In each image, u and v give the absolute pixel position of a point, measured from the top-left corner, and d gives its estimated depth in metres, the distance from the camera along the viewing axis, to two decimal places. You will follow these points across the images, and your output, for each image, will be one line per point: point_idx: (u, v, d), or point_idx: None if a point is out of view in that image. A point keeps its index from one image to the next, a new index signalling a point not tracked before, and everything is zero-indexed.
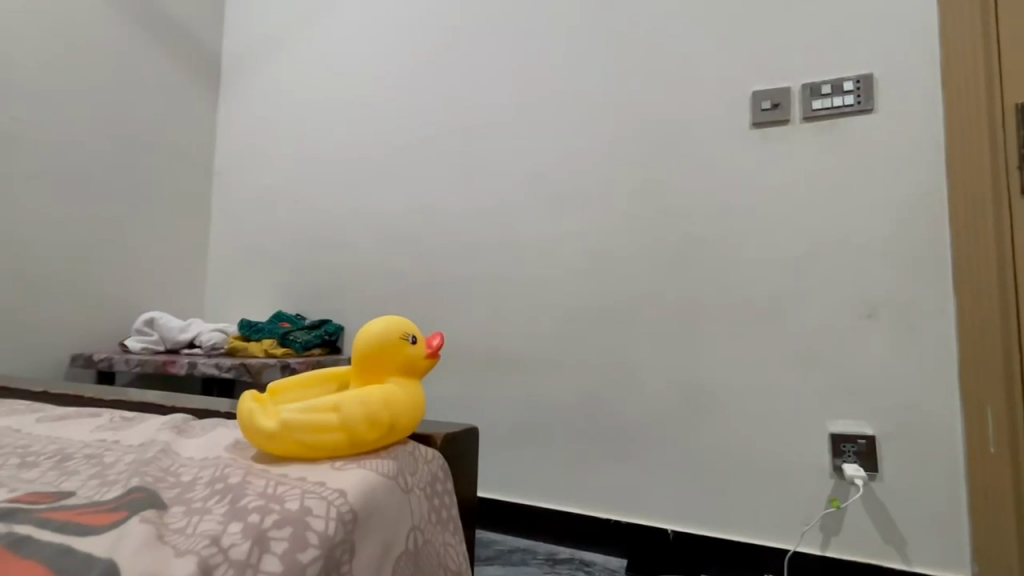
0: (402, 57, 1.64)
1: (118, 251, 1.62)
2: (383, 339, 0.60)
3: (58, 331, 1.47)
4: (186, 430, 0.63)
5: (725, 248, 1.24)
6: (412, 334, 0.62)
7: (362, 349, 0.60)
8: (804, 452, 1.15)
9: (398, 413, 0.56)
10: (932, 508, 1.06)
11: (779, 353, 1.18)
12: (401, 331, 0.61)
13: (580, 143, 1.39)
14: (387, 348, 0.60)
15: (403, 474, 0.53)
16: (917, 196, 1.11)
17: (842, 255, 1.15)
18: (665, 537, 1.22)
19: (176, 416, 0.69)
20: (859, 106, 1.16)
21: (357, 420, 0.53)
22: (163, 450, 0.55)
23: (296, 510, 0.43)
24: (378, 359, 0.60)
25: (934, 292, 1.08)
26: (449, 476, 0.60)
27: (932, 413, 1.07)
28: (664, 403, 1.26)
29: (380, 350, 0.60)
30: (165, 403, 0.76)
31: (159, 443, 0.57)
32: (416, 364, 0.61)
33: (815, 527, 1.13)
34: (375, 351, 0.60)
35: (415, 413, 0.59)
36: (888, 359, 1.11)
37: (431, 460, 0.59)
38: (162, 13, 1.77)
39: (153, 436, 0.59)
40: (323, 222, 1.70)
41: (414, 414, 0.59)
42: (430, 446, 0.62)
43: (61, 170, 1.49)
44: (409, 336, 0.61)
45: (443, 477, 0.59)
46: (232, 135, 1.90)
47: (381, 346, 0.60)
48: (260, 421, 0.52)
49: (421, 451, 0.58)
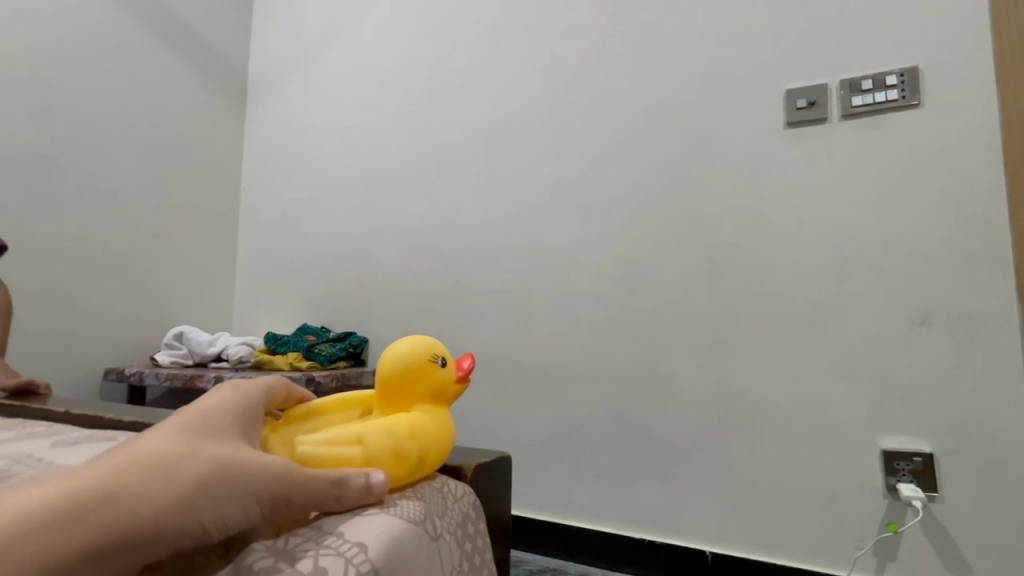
0: (424, 66, 1.64)
1: (149, 266, 1.65)
2: (410, 361, 0.57)
3: (89, 346, 1.49)
4: None
5: (761, 254, 1.18)
6: (441, 356, 0.59)
7: (388, 372, 0.57)
8: (854, 471, 1.07)
9: (423, 446, 0.53)
10: (1003, 533, 0.97)
11: (823, 364, 1.11)
12: (429, 353, 0.58)
13: (609, 146, 1.36)
14: (415, 371, 0.57)
15: (432, 516, 0.49)
16: (974, 193, 1.03)
17: (891, 258, 1.08)
18: (703, 559, 1.15)
19: None
20: (904, 101, 1.09)
21: (381, 455, 0.50)
22: None
23: (309, 572, 0.38)
24: (404, 384, 0.56)
25: (997, 297, 1.00)
26: (481, 515, 0.57)
27: (999, 428, 0.98)
28: (700, 418, 1.20)
29: (407, 373, 0.56)
30: None
31: None
32: (445, 389, 0.59)
33: (868, 552, 1.04)
34: (401, 374, 0.56)
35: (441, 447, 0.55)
36: (944, 370, 1.02)
37: (462, 496, 0.56)
38: (191, 34, 1.81)
39: None
40: (348, 234, 1.70)
41: (441, 446, 0.55)
42: (459, 477, 0.59)
43: (94, 188, 1.53)
44: (438, 358, 0.58)
45: (475, 516, 0.56)
46: (258, 150, 1.93)
47: (408, 369, 0.57)
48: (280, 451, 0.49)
49: (451, 489, 0.55)
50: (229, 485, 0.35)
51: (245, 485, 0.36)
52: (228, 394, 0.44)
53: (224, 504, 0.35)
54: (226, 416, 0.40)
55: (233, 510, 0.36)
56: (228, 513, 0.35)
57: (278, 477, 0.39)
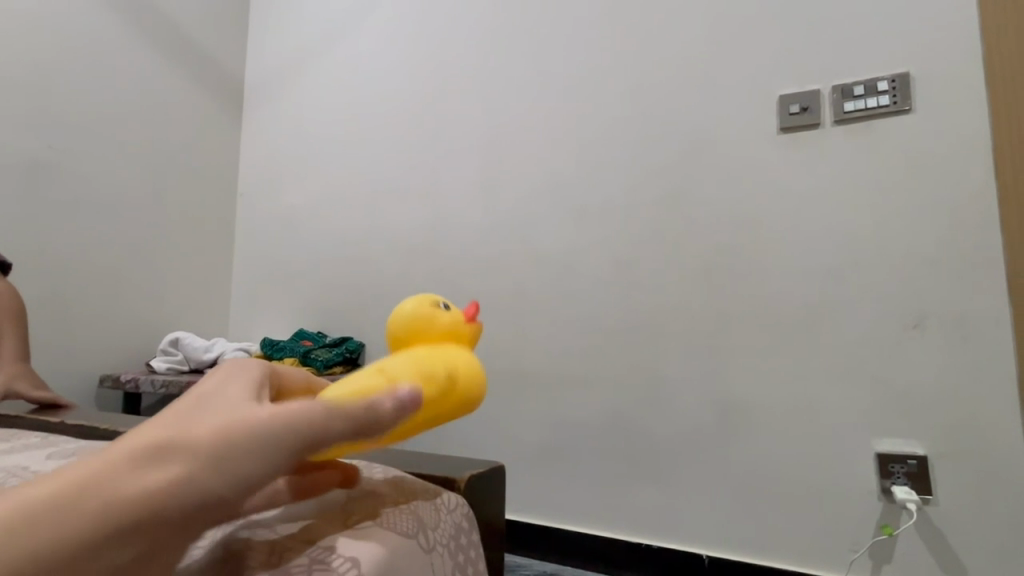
0: (420, 71, 1.64)
1: (145, 272, 1.65)
2: (414, 312, 0.52)
3: (84, 353, 1.49)
4: None
5: (756, 258, 1.19)
6: (443, 302, 0.55)
7: (394, 334, 0.52)
8: (849, 474, 1.07)
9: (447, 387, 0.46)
10: (997, 535, 0.97)
11: (818, 367, 1.12)
12: (430, 301, 0.54)
13: (605, 150, 1.36)
14: (421, 319, 0.52)
15: (425, 529, 0.50)
16: (965, 197, 1.04)
17: (884, 262, 1.09)
18: (700, 562, 1.16)
19: None
20: (895, 107, 1.10)
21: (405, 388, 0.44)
22: None
23: None
24: (414, 337, 0.52)
25: (989, 300, 1.01)
26: (474, 525, 0.58)
27: (992, 430, 0.99)
28: (696, 421, 1.20)
29: (413, 325, 0.52)
30: None
31: None
32: (458, 330, 0.54)
33: (864, 555, 1.05)
34: (407, 329, 0.52)
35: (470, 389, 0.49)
36: (937, 373, 1.03)
37: (455, 508, 0.56)
38: (187, 40, 1.81)
39: None
40: (345, 239, 1.70)
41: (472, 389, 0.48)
42: (453, 488, 0.59)
43: (90, 195, 1.53)
44: (440, 303, 0.54)
45: (468, 527, 0.56)
46: (255, 155, 1.93)
47: (413, 320, 0.52)
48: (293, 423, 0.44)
49: (446, 500, 0.55)
50: (235, 450, 0.28)
51: (262, 444, 0.29)
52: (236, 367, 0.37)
53: (237, 469, 0.28)
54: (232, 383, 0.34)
55: (255, 475, 0.29)
56: (250, 481, 0.28)
57: (297, 424, 0.31)
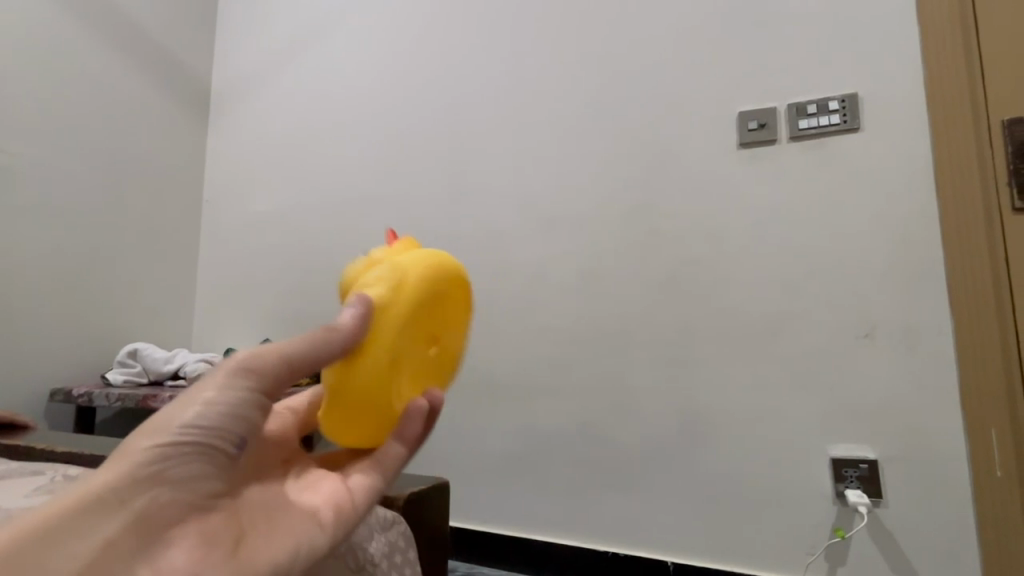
0: (390, 79, 1.64)
1: (103, 281, 1.58)
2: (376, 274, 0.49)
3: (35, 365, 1.41)
4: None
5: (717, 269, 1.22)
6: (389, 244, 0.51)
7: None
8: (805, 479, 1.10)
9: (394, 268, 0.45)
10: (943, 535, 1.01)
11: (776, 375, 1.15)
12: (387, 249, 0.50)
13: (572, 161, 1.38)
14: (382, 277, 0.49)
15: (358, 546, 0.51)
16: (911, 212, 1.09)
17: (836, 274, 1.13)
18: (665, 569, 1.17)
19: None
20: (845, 125, 1.15)
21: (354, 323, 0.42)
22: None
23: None
24: None
25: (932, 309, 1.06)
26: (412, 543, 0.57)
27: (936, 435, 1.03)
28: (660, 429, 1.22)
29: None
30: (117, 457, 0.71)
31: None
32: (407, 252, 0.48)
33: (820, 557, 1.08)
34: None
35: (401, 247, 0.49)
36: (886, 380, 1.08)
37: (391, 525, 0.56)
38: (151, 43, 1.77)
39: None
40: (313, 247, 1.67)
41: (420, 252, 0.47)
42: (391, 506, 0.59)
43: (45, 200, 1.46)
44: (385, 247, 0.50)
45: (405, 544, 0.56)
46: (221, 162, 1.89)
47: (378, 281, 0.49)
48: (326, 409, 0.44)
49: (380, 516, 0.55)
50: (169, 412, 0.36)
51: (196, 396, 0.37)
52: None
53: (170, 420, 0.36)
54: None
55: (194, 411, 0.36)
56: (187, 422, 0.36)
57: (214, 372, 0.38)
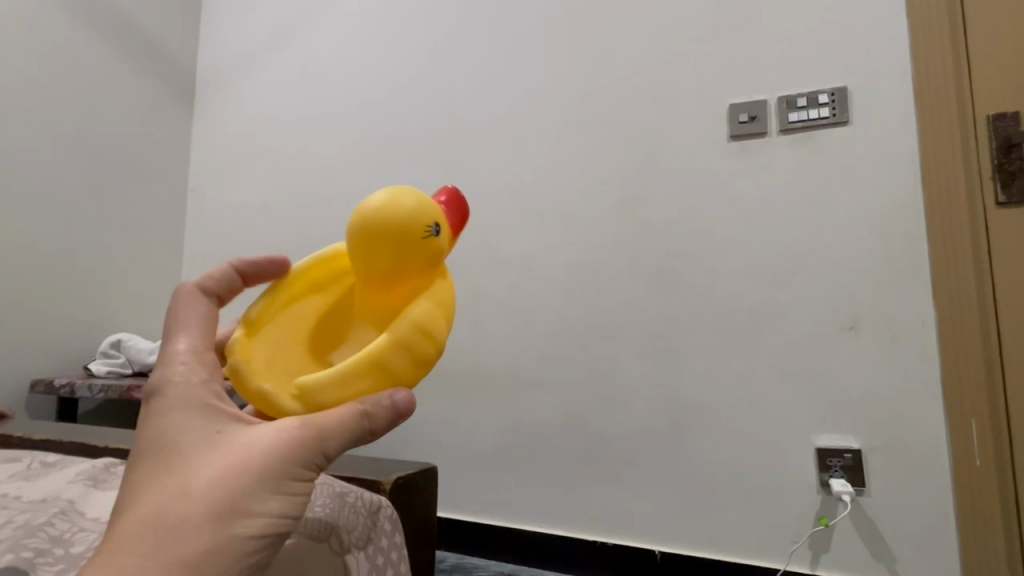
0: (378, 67, 1.61)
1: (84, 270, 1.55)
2: (403, 246, 0.43)
3: (14, 355, 1.38)
4: (107, 480, 0.56)
5: (706, 261, 1.23)
6: (434, 224, 0.44)
7: (369, 241, 0.43)
8: (790, 468, 1.12)
9: (428, 311, 0.44)
10: (922, 523, 1.03)
11: (762, 366, 1.16)
12: (422, 221, 0.44)
13: (563, 152, 1.37)
14: (409, 254, 0.43)
15: (343, 531, 0.50)
16: (897, 206, 1.10)
17: (824, 266, 1.14)
18: (653, 559, 1.18)
19: (102, 460, 0.62)
20: (833, 118, 1.16)
21: (403, 369, 0.42)
22: (61, 513, 0.47)
23: None
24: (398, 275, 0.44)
25: (915, 302, 1.08)
26: (399, 527, 0.57)
27: (917, 425, 1.05)
28: (649, 420, 1.23)
29: (398, 264, 0.43)
30: (98, 447, 0.69)
31: (59, 502, 0.49)
32: (441, 258, 0.46)
33: (804, 546, 1.09)
34: (392, 263, 0.43)
35: (432, 251, 0.44)
36: (870, 370, 1.09)
37: (377, 510, 0.55)
38: (132, 26, 1.72)
39: (59, 490, 0.52)
40: (300, 237, 1.64)
41: (447, 288, 0.47)
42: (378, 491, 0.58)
43: (24, 186, 1.42)
44: (430, 229, 0.44)
45: (390, 528, 0.56)
46: (206, 150, 1.86)
47: (399, 256, 0.43)
48: (286, 403, 0.41)
49: (366, 500, 0.54)
50: (260, 502, 0.34)
51: (283, 482, 0.35)
52: (184, 388, 0.38)
53: (256, 507, 0.34)
54: (198, 411, 0.38)
55: (285, 497, 0.35)
56: (278, 512, 0.35)
57: (296, 450, 0.36)
